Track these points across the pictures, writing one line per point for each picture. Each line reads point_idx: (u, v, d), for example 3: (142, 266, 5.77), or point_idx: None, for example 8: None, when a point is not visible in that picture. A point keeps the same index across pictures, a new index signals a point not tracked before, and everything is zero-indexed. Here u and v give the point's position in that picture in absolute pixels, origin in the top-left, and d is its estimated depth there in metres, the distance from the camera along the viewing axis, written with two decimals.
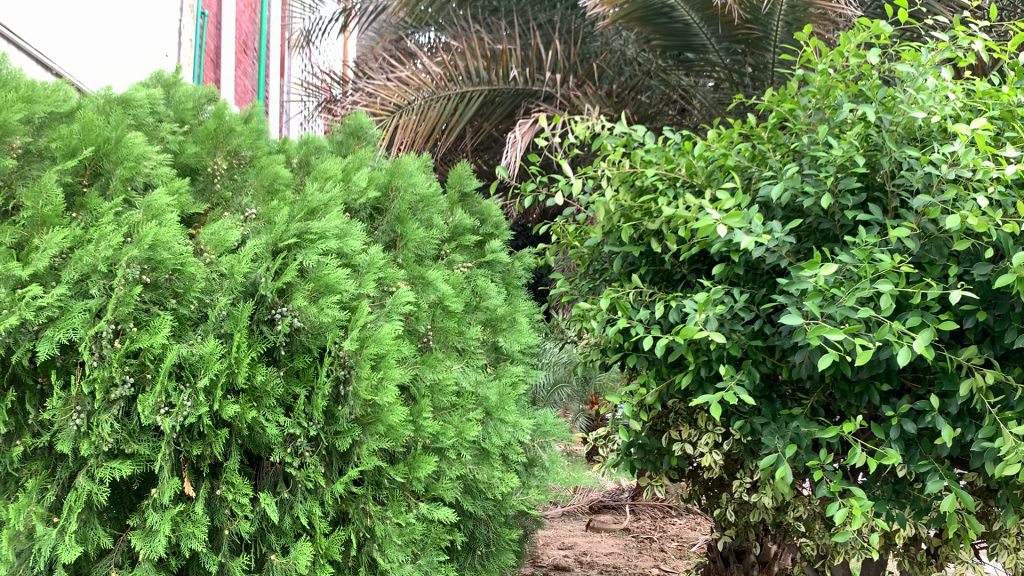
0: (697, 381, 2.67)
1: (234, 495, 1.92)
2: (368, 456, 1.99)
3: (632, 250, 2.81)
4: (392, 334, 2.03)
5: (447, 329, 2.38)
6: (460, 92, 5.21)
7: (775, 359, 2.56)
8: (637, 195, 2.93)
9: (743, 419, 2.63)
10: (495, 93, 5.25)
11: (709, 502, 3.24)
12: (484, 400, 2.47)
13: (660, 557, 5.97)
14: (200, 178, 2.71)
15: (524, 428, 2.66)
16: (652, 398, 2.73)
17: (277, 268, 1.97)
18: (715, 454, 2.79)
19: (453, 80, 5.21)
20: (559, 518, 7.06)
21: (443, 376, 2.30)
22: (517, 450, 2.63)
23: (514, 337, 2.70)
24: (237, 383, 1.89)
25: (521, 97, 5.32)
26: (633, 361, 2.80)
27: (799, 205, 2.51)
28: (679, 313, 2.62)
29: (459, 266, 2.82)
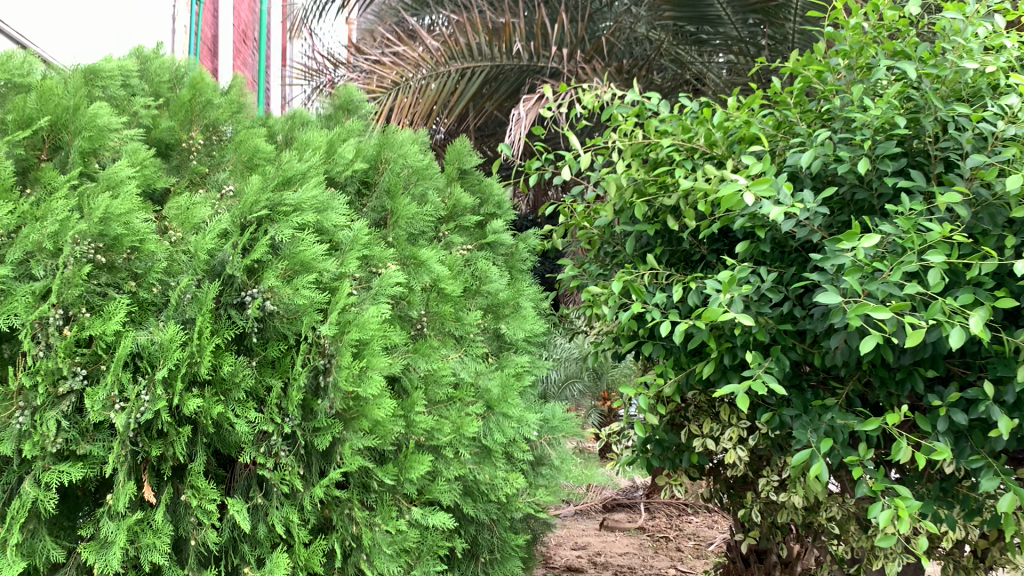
0: (720, 370, 2.43)
1: (200, 501, 1.69)
2: (352, 455, 1.77)
3: (646, 228, 2.57)
4: (378, 318, 1.81)
5: (443, 314, 2.15)
6: (461, 68, 5.01)
7: (806, 345, 2.32)
8: (651, 169, 2.69)
9: (771, 411, 2.39)
10: (499, 69, 5.02)
11: (732, 501, 3.00)
12: (485, 392, 2.24)
13: (677, 557, 5.73)
14: (175, 154, 2.48)
15: (531, 424, 2.43)
16: (671, 389, 2.49)
17: (245, 245, 1.74)
18: (739, 450, 2.55)
19: (454, 57, 5.02)
20: (572, 517, 6.83)
21: (437, 367, 2.07)
22: (523, 447, 2.40)
23: (518, 324, 2.47)
24: (201, 374, 1.66)
25: (526, 75, 5.08)
26: (650, 349, 2.57)
27: (832, 174, 2.26)
28: (699, 295, 2.38)
29: (458, 248, 2.59)
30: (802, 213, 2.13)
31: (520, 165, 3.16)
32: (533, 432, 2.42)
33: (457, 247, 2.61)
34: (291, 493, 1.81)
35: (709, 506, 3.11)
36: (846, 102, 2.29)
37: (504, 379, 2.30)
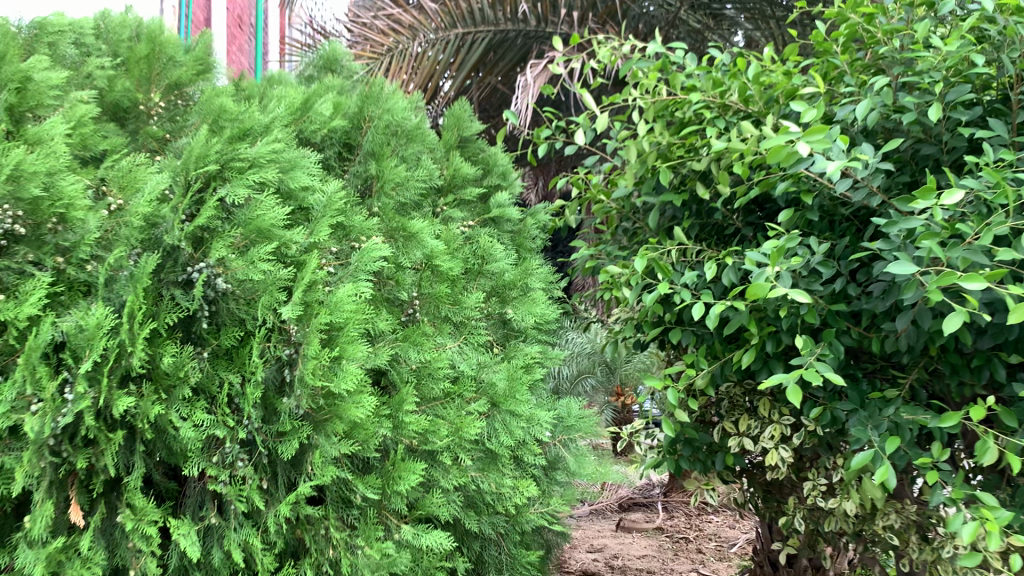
0: (761, 359, 2.10)
1: (138, 523, 1.38)
2: (326, 465, 1.45)
3: (672, 198, 2.24)
4: (356, 298, 1.49)
5: (438, 297, 1.82)
6: (464, 33, 4.76)
7: (863, 329, 1.99)
8: (676, 131, 2.36)
9: (821, 406, 2.06)
10: (501, 35, 4.76)
11: (769, 507, 2.67)
12: (489, 387, 1.92)
13: (699, 560, 5.39)
14: (132, 118, 2.16)
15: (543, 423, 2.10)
16: (703, 381, 2.16)
17: (190, 210, 1.43)
18: (781, 451, 2.22)
19: (455, 20, 4.76)
20: (587, 518, 6.50)
21: (431, 357, 1.75)
22: (534, 451, 2.08)
23: (527, 307, 2.14)
24: (135, 368, 1.35)
25: (532, 41, 4.80)
26: (678, 336, 2.24)
27: (893, 127, 1.93)
28: (738, 273, 2.05)
29: (458, 223, 2.27)
30: (862, 170, 1.80)
31: (528, 135, 2.84)
32: (545, 433, 2.10)
33: (457, 222, 2.29)
34: (253, 511, 1.49)
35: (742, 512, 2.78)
36: (906, 43, 1.96)
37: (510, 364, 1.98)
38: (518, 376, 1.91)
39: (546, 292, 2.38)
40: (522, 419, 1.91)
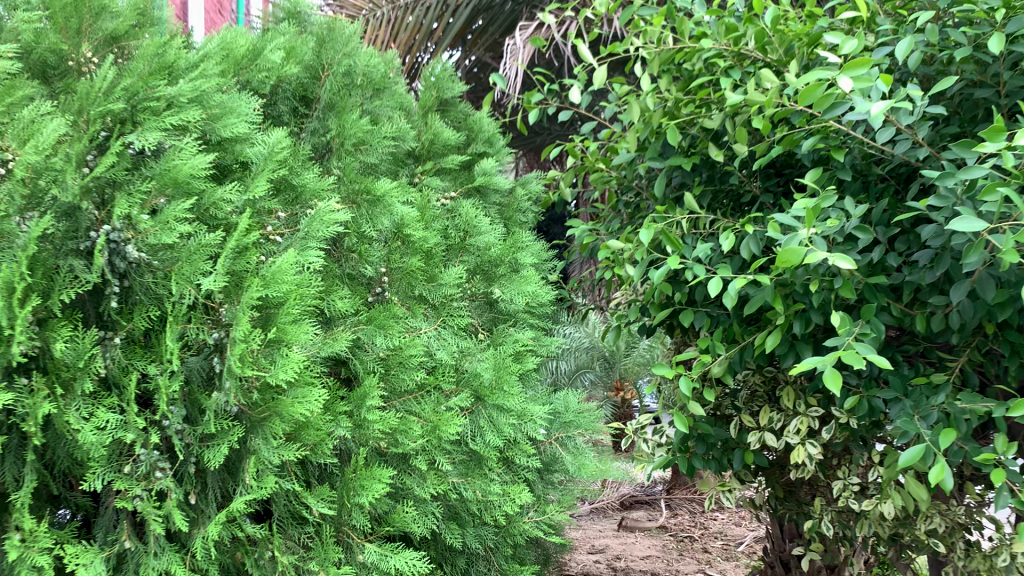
0: (787, 342, 1.82)
1: (28, 553, 1.09)
2: (266, 474, 1.17)
3: (681, 160, 1.96)
4: (300, 269, 1.22)
5: (409, 273, 1.55)
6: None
7: (905, 304, 1.72)
8: (684, 86, 2.08)
9: (857, 396, 1.78)
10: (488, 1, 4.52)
11: (790, 509, 2.39)
12: (472, 378, 1.64)
13: (705, 560, 5.12)
14: (58, 75, 1.88)
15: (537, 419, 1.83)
16: (720, 369, 1.88)
17: (92, 159, 1.14)
18: (809, 447, 1.96)
19: None
20: (587, 518, 6.23)
21: (400, 343, 1.48)
22: (526, 452, 1.81)
23: (517, 288, 1.87)
24: (18, 356, 1.06)
25: (522, 8, 4.55)
26: (690, 318, 1.96)
27: (940, 68, 1.65)
28: (759, 243, 1.78)
29: (437, 193, 1.99)
30: (907, 116, 1.53)
31: (517, 100, 2.56)
32: (539, 430, 1.82)
33: (436, 192, 2.01)
34: (181, 532, 1.22)
35: (758, 514, 2.51)
36: None
37: (496, 352, 1.71)
38: (505, 366, 1.64)
39: (539, 273, 2.11)
40: (511, 415, 1.64)
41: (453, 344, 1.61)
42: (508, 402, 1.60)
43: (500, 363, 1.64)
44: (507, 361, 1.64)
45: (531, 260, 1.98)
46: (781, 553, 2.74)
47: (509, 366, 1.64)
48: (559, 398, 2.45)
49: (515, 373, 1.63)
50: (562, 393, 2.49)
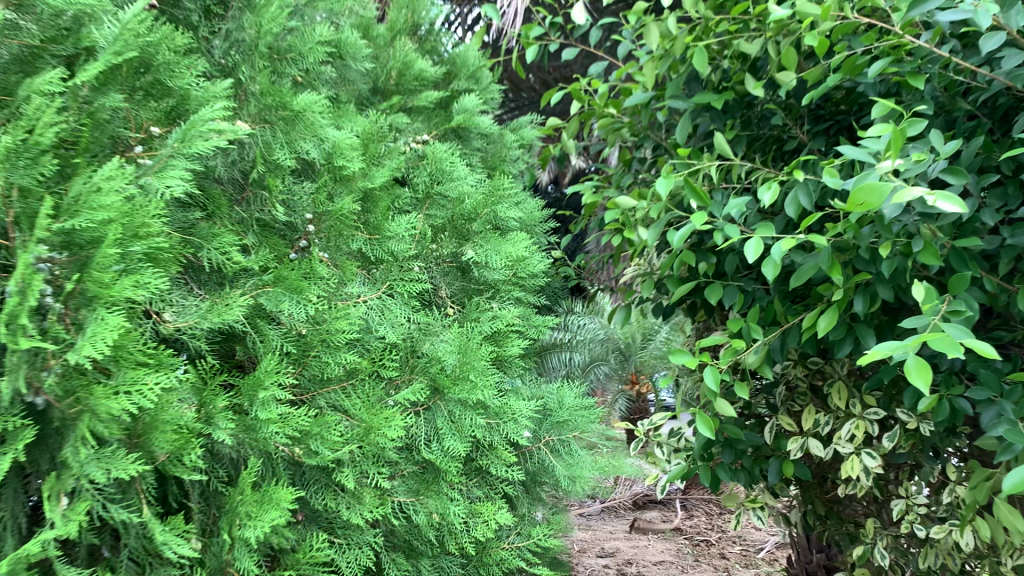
0: (845, 326, 1.41)
1: None
2: (83, 499, 0.82)
3: (711, 95, 1.55)
4: (136, 203, 0.89)
5: (342, 228, 1.21)
6: None
7: (1005, 276, 1.30)
8: (715, 6, 1.66)
9: (938, 396, 1.36)
10: None
11: (831, 526, 1.99)
12: (426, 364, 1.34)
13: (723, 566, 4.68)
14: None
15: (519, 419, 1.49)
16: (756, 359, 1.48)
17: None
18: (866, 459, 1.56)
19: None
20: (597, 517, 5.83)
21: (323, 315, 1.16)
22: (498, 457, 1.50)
23: (498, 255, 1.50)
24: None
25: None
26: (718, 294, 1.55)
27: None
28: (810, 196, 1.38)
29: (402, 135, 1.60)
30: (1022, 15, 1.12)
31: (514, 37, 2.16)
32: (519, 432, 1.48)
33: (403, 135, 1.63)
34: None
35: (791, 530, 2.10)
36: None
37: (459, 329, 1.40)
38: (469, 350, 1.32)
39: (530, 239, 1.74)
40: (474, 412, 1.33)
41: (402, 318, 1.31)
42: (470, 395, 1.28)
43: (461, 346, 1.33)
44: (470, 343, 1.33)
45: (518, 225, 1.61)
46: (806, 565, 2.38)
47: (473, 349, 1.32)
48: (559, 394, 2.11)
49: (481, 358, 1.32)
50: (564, 389, 2.14)
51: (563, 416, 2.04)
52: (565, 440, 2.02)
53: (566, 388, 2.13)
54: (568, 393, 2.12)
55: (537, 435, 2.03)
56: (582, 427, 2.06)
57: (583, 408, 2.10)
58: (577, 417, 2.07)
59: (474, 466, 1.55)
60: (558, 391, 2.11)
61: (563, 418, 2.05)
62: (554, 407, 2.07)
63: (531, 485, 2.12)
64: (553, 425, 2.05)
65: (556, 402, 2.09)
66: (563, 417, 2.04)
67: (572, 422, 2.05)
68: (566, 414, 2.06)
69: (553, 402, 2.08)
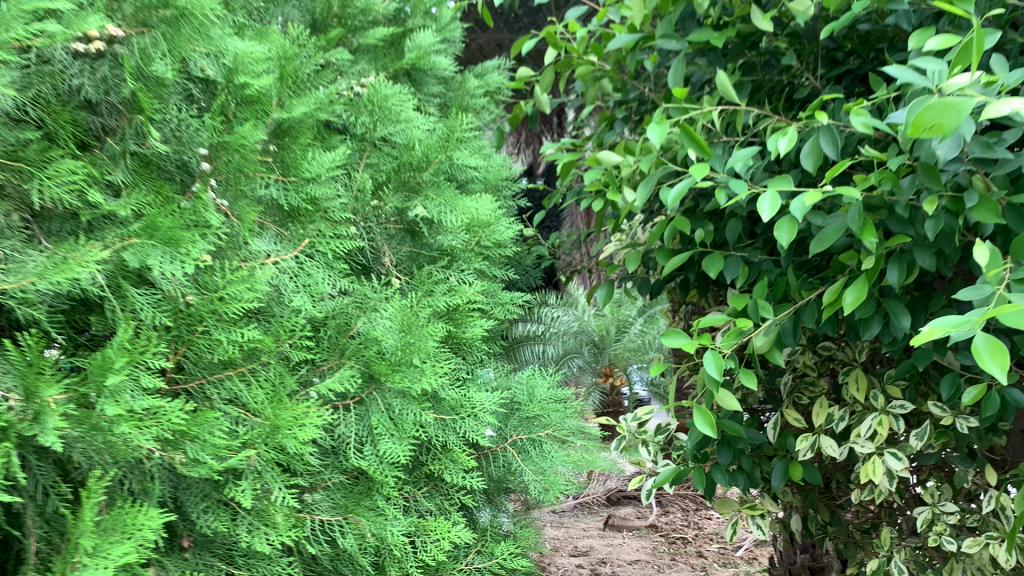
0: (875, 301, 1.16)
1: None
2: None
3: (711, 27, 1.30)
4: None
5: (241, 173, 1.09)
6: None
7: None
8: None
9: (988, 386, 1.12)
10: None
11: (832, 532, 1.75)
12: (359, 343, 1.17)
13: (700, 565, 4.43)
14: None
15: (487, 413, 1.27)
16: (765, 342, 1.23)
17: None
18: (891, 461, 1.33)
19: None
20: (570, 514, 5.58)
21: (208, 282, 1.01)
22: (452, 460, 1.32)
23: (454, 214, 1.35)
24: None
25: None
26: (718, 265, 1.30)
27: None
28: (835, 142, 1.14)
29: (343, 75, 1.35)
30: None
31: None
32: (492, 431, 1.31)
33: (344, 77, 1.39)
34: None
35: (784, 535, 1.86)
36: None
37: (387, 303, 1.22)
38: (416, 322, 1.14)
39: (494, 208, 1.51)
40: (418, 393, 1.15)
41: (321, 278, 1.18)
42: (417, 382, 1.12)
43: (405, 315, 1.14)
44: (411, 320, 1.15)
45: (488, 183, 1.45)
46: (790, 567, 2.15)
47: (420, 321, 1.15)
48: (526, 386, 1.89)
49: (429, 331, 1.15)
50: (531, 378, 1.92)
51: (540, 408, 1.82)
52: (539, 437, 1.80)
53: (534, 376, 1.91)
54: (539, 383, 1.90)
55: (508, 432, 1.80)
56: (561, 424, 1.83)
57: (555, 401, 1.87)
58: (552, 410, 1.84)
59: (421, 471, 1.35)
60: (526, 381, 1.89)
61: (536, 412, 1.82)
62: (525, 399, 1.84)
63: (498, 488, 1.88)
64: (523, 420, 1.83)
65: (528, 394, 1.86)
66: (542, 411, 1.82)
67: (547, 417, 1.83)
68: (540, 406, 1.83)
69: (525, 394, 1.86)
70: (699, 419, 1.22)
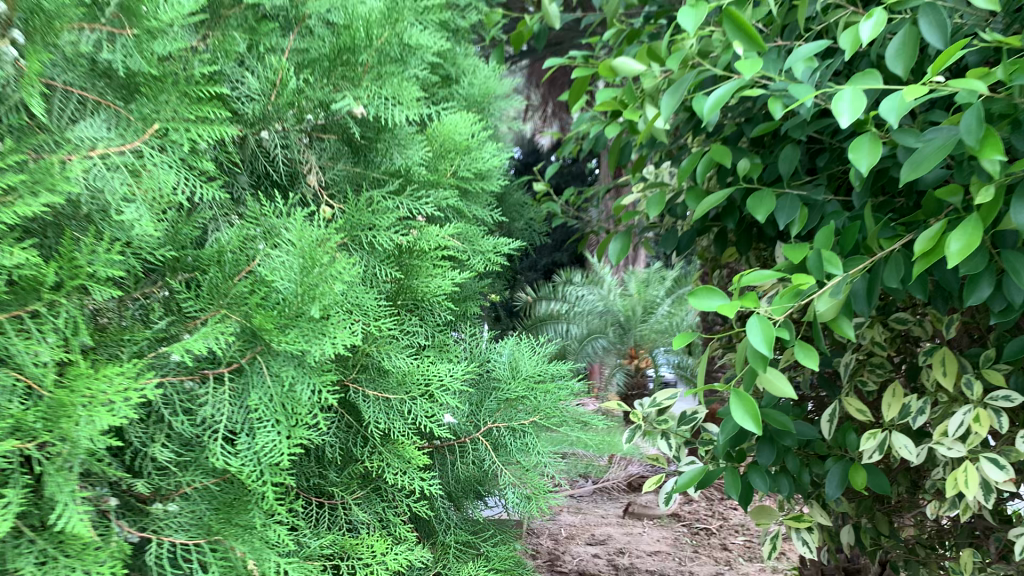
0: (990, 251, 0.84)
1: None
2: None
3: None
4: None
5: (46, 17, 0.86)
6: None
7: None
8: None
9: None
10: None
11: (893, 546, 1.42)
12: (247, 289, 1.09)
13: (724, 560, 4.09)
14: None
15: (439, 395, 1.37)
16: (830, 307, 0.91)
17: None
18: (988, 469, 1.00)
19: None
20: (589, 499, 5.26)
21: None
22: (395, 449, 1.37)
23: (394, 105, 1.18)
24: None
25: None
26: (768, 205, 0.98)
27: None
28: (942, 30, 0.82)
29: None
30: None
31: None
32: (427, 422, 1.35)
33: None
34: None
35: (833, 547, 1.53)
36: None
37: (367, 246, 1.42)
38: (310, 251, 1.08)
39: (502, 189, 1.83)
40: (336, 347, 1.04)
41: (165, 180, 1.08)
42: (323, 332, 1.08)
43: (303, 241, 1.09)
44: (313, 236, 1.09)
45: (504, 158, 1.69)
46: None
47: (320, 257, 1.08)
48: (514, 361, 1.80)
49: (332, 266, 1.10)
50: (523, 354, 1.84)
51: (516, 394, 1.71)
52: (516, 426, 1.68)
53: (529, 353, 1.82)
54: (529, 361, 1.81)
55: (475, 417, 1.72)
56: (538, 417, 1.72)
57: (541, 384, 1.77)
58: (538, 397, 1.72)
59: (353, 468, 1.41)
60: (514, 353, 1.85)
61: (506, 402, 1.73)
62: (507, 380, 1.75)
63: (467, 482, 1.81)
64: (500, 403, 1.73)
65: (511, 374, 1.78)
66: (521, 397, 1.71)
67: (527, 402, 1.72)
68: (517, 392, 1.72)
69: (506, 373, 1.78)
70: (736, 406, 0.90)
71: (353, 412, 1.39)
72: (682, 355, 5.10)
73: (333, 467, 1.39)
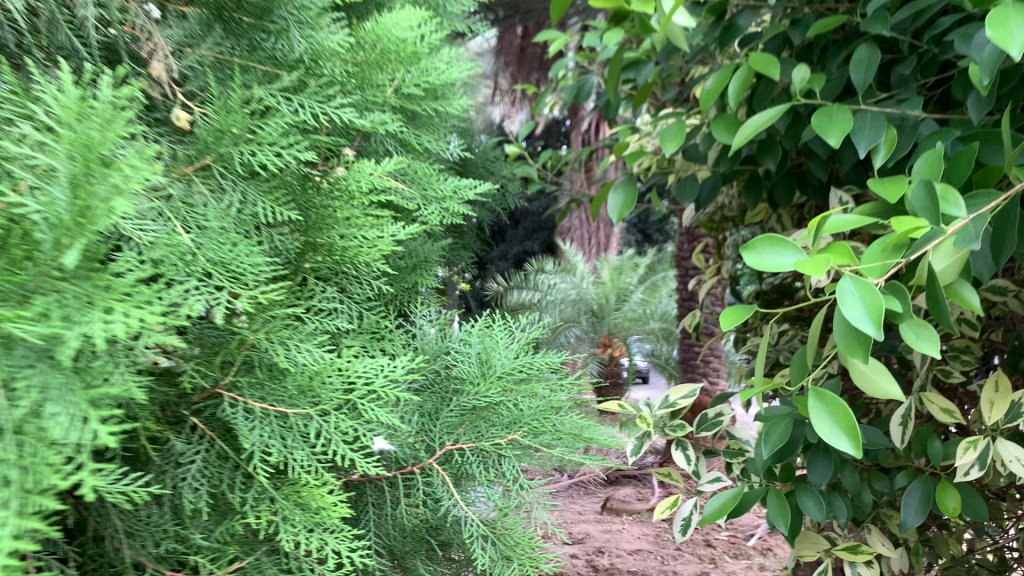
0: None
1: None
2: None
3: None
4: None
5: None
6: None
7: None
8: None
9: None
10: None
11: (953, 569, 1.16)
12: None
13: (710, 557, 3.80)
14: None
15: (371, 409, 0.78)
16: (948, 267, 0.62)
17: None
18: None
19: None
20: (563, 495, 4.95)
21: None
22: (297, 494, 0.79)
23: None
24: None
25: None
26: (846, 120, 0.70)
27: None
28: None
29: None
30: None
31: None
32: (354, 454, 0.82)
33: None
34: None
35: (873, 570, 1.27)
36: None
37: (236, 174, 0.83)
38: (92, 125, 0.56)
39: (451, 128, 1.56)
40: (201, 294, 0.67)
41: None
42: (101, 299, 0.53)
43: (71, 112, 0.57)
44: (98, 100, 0.59)
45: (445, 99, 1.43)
46: None
47: (104, 143, 0.56)
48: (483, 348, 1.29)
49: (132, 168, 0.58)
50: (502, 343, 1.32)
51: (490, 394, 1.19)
52: (490, 445, 1.15)
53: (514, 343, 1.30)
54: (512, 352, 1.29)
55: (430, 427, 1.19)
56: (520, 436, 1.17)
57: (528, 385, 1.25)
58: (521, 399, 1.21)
59: (233, 528, 0.81)
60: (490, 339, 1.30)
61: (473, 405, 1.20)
62: (474, 379, 1.22)
63: (417, 529, 1.23)
64: (463, 414, 1.20)
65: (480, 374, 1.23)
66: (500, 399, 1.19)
67: (507, 408, 1.20)
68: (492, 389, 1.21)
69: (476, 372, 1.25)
70: (819, 412, 0.60)
71: (230, 435, 0.81)
72: (654, 343, 5.02)
73: (201, 521, 0.80)
